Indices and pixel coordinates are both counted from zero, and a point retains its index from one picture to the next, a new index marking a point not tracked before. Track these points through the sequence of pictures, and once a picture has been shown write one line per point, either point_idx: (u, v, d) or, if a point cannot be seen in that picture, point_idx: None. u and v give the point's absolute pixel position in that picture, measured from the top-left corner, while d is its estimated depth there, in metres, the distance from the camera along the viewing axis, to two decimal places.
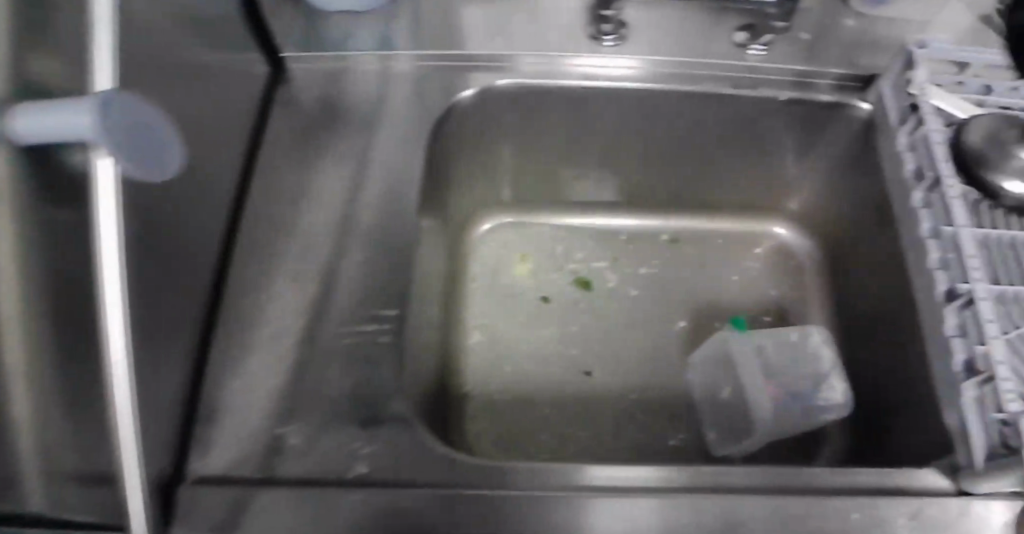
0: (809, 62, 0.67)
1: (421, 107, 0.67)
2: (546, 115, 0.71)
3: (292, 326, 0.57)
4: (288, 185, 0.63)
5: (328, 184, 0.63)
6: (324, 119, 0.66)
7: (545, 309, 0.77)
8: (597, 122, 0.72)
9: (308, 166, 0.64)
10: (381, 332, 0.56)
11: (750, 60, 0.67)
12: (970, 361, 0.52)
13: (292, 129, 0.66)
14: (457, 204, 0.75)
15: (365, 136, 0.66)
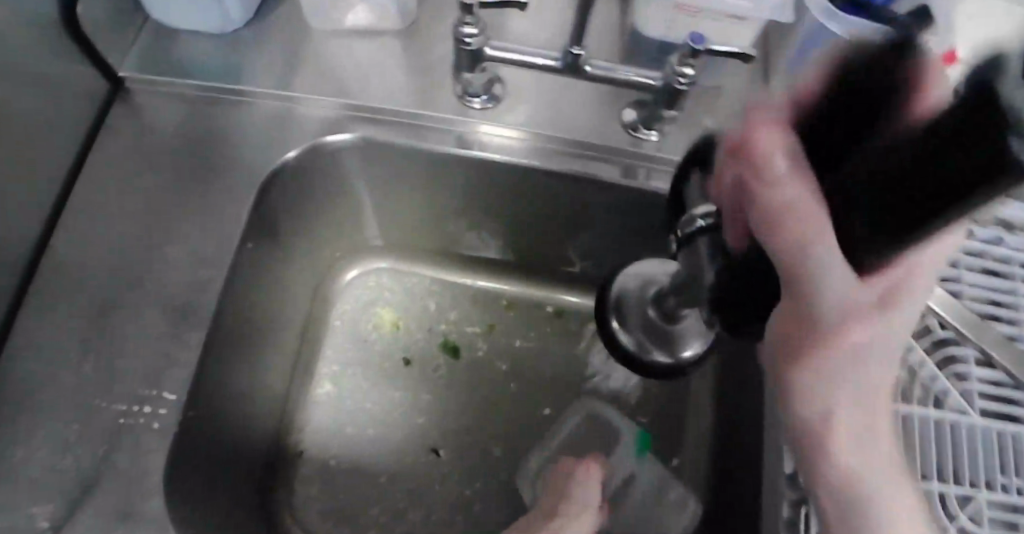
0: None
1: (264, 155, 0.59)
2: (413, 174, 0.64)
3: (64, 394, 0.50)
4: (99, 224, 0.56)
5: (142, 227, 0.56)
6: (155, 150, 0.59)
7: (401, 372, 0.71)
8: (472, 186, 0.64)
9: (125, 203, 0.57)
10: (158, 418, 0.50)
11: (639, 145, 0.59)
12: None
13: (118, 158, 0.58)
14: (316, 250, 0.69)
15: (193, 178, 0.58)
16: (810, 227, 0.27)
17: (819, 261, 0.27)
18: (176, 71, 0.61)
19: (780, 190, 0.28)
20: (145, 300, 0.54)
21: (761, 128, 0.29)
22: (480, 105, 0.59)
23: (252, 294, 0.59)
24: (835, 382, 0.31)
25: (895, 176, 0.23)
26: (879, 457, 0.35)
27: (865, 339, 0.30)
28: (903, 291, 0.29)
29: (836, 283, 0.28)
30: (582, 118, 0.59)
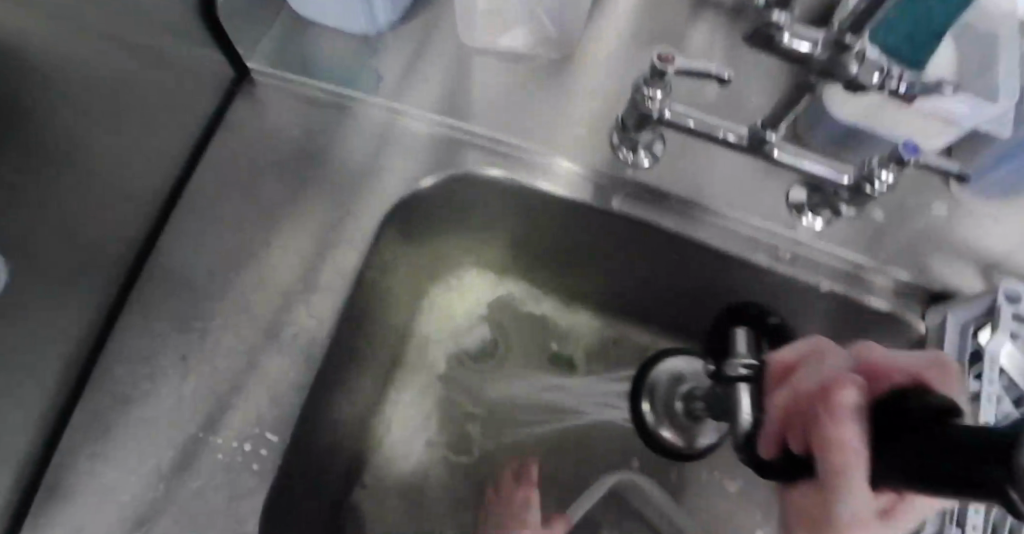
0: (872, 254, 0.53)
1: (391, 177, 0.55)
2: (539, 216, 0.58)
3: (159, 413, 0.46)
4: (211, 228, 0.52)
5: (257, 240, 0.52)
6: (275, 153, 0.55)
7: (485, 415, 0.65)
8: (601, 238, 0.59)
9: (240, 209, 0.52)
10: (257, 458, 0.46)
11: (797, 233, 0.54)
12: None
13: (237, 157, 0.54)
14: (417, 271, 0.63)
15: (314, 191, 0.54)
16: (845, 455, 0.30)
17: (847, 482, 0.30)
18: (309, 70, 0.57)
19: (841, 424, 0.30)
20: (251, 321, 0.49)
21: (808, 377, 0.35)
22: (636, 162, 0.54)
23: (356, 323, 0.55)
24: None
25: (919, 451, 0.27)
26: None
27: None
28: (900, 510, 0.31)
29: (858, 498, 0.30)
30: (740, 191, 0.54)
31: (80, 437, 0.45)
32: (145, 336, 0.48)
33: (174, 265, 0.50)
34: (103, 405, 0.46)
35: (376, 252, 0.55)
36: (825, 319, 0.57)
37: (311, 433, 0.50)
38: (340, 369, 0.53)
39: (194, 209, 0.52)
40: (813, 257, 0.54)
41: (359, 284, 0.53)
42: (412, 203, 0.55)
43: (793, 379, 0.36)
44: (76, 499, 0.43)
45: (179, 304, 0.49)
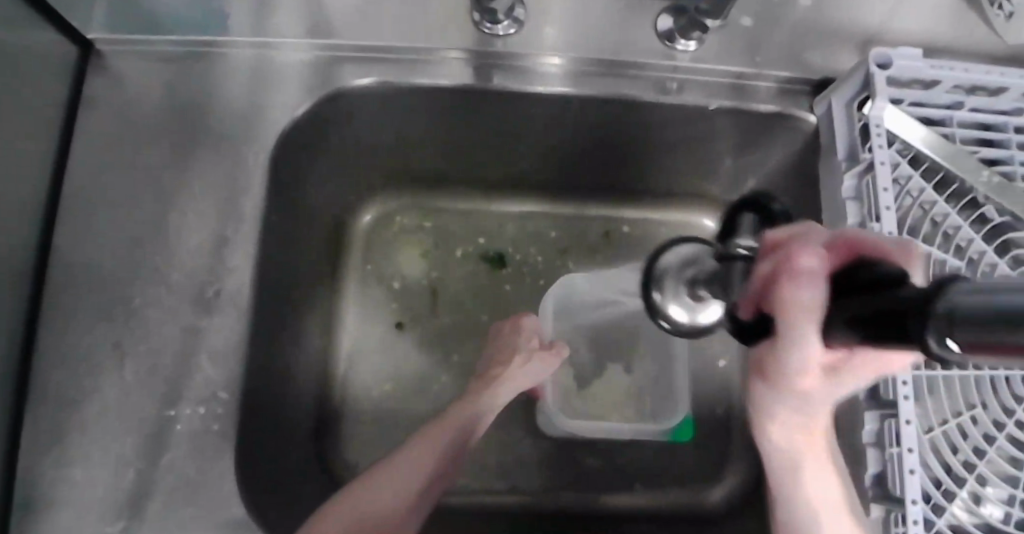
0: (748, 60, 0.54)
1: (270, 115, 0.53)
2: (428, 113, 0.58)
3: (109, 403, 0.46)
4: (102, 213, 0.50)
5: (153, 212, 0.50)
6: (145, 121, 0.52)
7: (434, 324, 0.67)
8: (496, 119, 0.59)
9: (128, 186, 0.51)
10: (216, 418, 0.47)
11: (676, 58, 0.54)
12: (881, 474, 0.46)
13: (105, 136, 0.52)
14: (329, 205, 0.63)
15: (196, 148, 0.52)
16: (796, 315, 0.26)
17: (799, 339, 0.27)
18: (154, 25, 0.53)
19: (799, 283, 0.26)
20: (171, 292, 0.49)
21: (812, 253, 0.27)
22: (503, 31, 0.54)
23: (280, 269, 0.55)
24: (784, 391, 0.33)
25: (856, 317, 0.23)
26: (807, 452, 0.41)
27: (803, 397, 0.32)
28: (856, 369, 0.29)
29: (808, 352, 0.28)
30: (612, 32, 0.54)
31: (37, 442, 0.45)
32: (70, 332, 0.47)
33: (76, 258, 0.49)
34: (51, 409, 0.46)
35: (279, 193, 0.54)
36: (720, 136, 0.59)
37: (264, 382, 0.52)
38: (278, 317, 0.54)
39: (79, 195, 0.50)
40: (694, 77, 0.55)
41: (272, 228, 0.53)
42: (299, 133, 0.55)
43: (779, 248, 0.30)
44: (56, 498, 0.45)
45: (94, 294, 0.48)
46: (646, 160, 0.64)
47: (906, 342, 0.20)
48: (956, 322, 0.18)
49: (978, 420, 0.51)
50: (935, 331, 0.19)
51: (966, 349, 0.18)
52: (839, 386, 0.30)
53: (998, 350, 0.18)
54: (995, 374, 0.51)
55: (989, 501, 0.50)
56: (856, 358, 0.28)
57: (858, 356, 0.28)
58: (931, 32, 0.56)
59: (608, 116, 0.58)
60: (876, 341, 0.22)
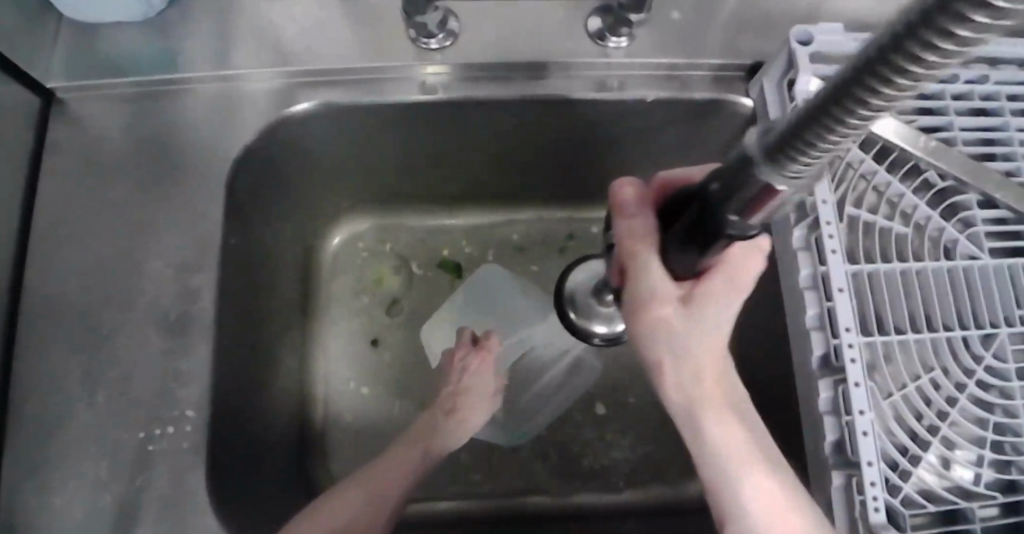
0: (680, 51, 0.56)
1: (224, 145, 0.55)
2: (381, 132, 0.60)
3: (83, 430, 0.48)
4: (70, 250, 0.52)
5: (118, 245, 0.53)
6: (107, 161, 0.55)
7: (408, 337, 0.68)
8: (447, 131, 0.60)
9: (94, 223, 0.53)
10: (185, 436, 0.48)
11: (610, 55, 0.56)
12: (840, 441, 0.48)
13: (69, 176, 0.54)
14: (296, 227, 0.65)
15: (156, 181, 0.54)
16: (634, 244, 0.40)
17: (643, 269, 0.40)
18: (110, 70, 0.56)
19: (631, 220, 0.41)
20: (137, 319, 0.51)
21: (635, 194, 0.41)
22: (439, 44, 0.56)
23: (246, 291, 0.57)
24: (654, 352, 0.42)
25: (699, 215, 0.35)
26: (739, 443, 0.43)
27: (670, 334, 0.41)
28: (700, 294, 0.40)
29: (655, 279, 0.40)
30: (544, 36, 0.56)
31: (15, 473, 0.47)
32: (42, 366, 0.49)
33: (46, 294, 0.51)
34: (26, 440, 0.48)
35: (240, 218, 0.56)
36: (665, 128, 0.60)
37: (236, 400, 0.54)
38: (247, 337, 0.56)
39: (46, 235, 0.53)
40: (629, 72, 0.56)
41: (234, 252, 0.55)
42: (254, 159, 0.57)
43: (628, 210, 0.41)
44: (35, 525, 0.46)
45: (65, 327, 0.50)
46: (598, 158, 0.65)
47: (716, 216, 0.33)
48: (752, 179, 0.29)
49: (939, 384, 0.51)
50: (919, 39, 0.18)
51: (756, 198, 0.30)
52: (699, 311, 0.40)
53: (767, 190, 0.29)
54: (953, 336, 0.51)
55: (958, 465, 0.50)
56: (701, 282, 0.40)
57: (700, 276, 0.40)
58: (860, 7, 0.57)
59: (551, 119, 0.59)
60: (702, 236, 0.35)
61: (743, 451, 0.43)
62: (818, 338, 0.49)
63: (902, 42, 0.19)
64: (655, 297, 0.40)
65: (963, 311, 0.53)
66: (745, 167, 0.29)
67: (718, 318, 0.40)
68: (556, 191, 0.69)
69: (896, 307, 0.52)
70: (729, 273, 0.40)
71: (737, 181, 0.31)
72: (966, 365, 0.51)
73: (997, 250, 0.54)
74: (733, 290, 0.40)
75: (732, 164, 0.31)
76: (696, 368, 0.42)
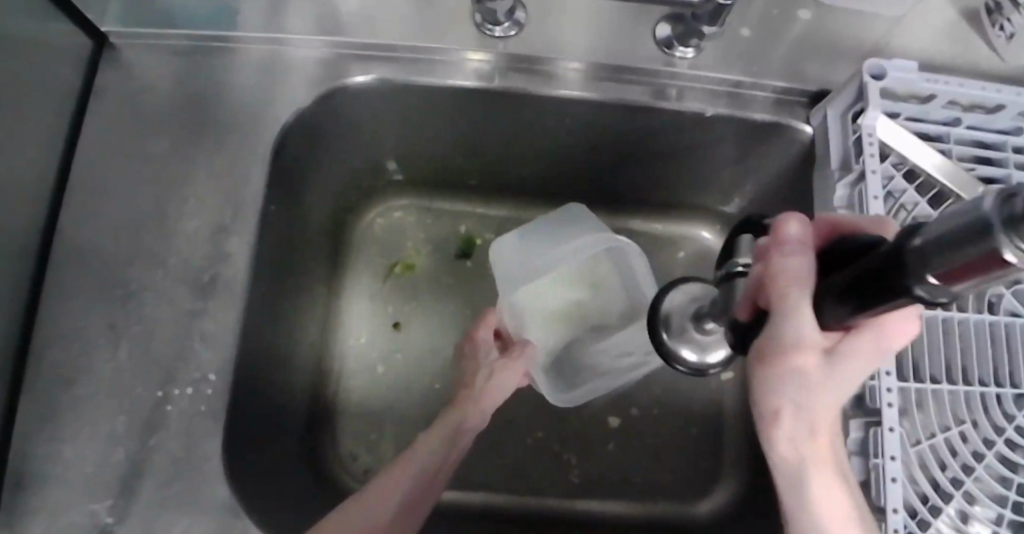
0: (745, 69, 0.55)
1: (274, 110, 0.54)
2: (430, 113, 0.59)
3: (102, 383, 0.47)
4: (107, 199, 0.51)
5: (156, 199, 0.52)
6: (153, 112, 0.54)
7: (430, 322, 0.68)
8: (496, 121, 0.59)
9: (133, 174, 0.52)
10: (205, 399, 0.48)
11: (674, 64, 0.55)
12: (864, 482, 0.47)
13: (113, 123, 0.53)
14: (331, 201, 0.64)
15: (200, 138, 0.53)
16: (786, 284, 0.31)
17: (788, 309, 0.30)
18: (166, 20, 0.54)
19: (788, 258, 0.31)
20: (169, 277, 0.50)
21: (795, 232, 0.31)
22: (503, 33, 0.54)
23: (277, 259, 0.56)
24: (771, 401, 0.34)
25: (871, 273, 0.26)
26: (836, 502, 0.37)
27: (800, 386, 0.32)
28: (850, 354, 0.31)
29: (805, 328, 0.31)
30: (611, 38, 0.55)
31: (29, 419, 0.46)
32: (69, 315, 0.48)
33: (79, 241, 0.50)
34: (48, 387, 0.47)
35: (281, 185, 0.56)
36: (717, 144, 0.59)
37: (258, 368, 0.53)
38: (274, 306, 0.55)
39: (85, 181, 0.52)
40: (691, 84, 0.55)
41: (273, 218, 0.55)
42: (301, 127, 0.56)
43: (780, 235, 0.31)
44: (47, 472, 0.45)
45: (96, 276, 0.49)
46: (642, 167, 0.64)
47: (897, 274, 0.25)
48: (961, 240, 0.22)
49: (967, 437, 0.51)
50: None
51: (968, 264, 0.22)
52: (841, 368, 0.31)
53: (988, 261, 0.21)
54: (986, 391, 0.51)
55: (977, 521, 0.49)
56: (856, 337, 0.30)
57: (858, 330, 0.30)
58: (930, 49, 0.56)
59: (605, 121, 0.58)
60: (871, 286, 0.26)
61: (842, 511, 0.38)
62: (854, 378, 0.48)
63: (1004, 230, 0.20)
64: (806, 357, 0.31)
65: (998, 366, 0.53)
66: (961, 229, 0.22)
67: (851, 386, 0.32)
68: (593, 193, 0.69)
69: (934, 354, 0.51)
70: (883, 330, 0.31)
71: (940, 245, 0.22)
72: (996, 422, 0.51)
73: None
74: (879, 355, 0.31)
75: (942, 225, 0.23)
76: (811, 425, 0.35)
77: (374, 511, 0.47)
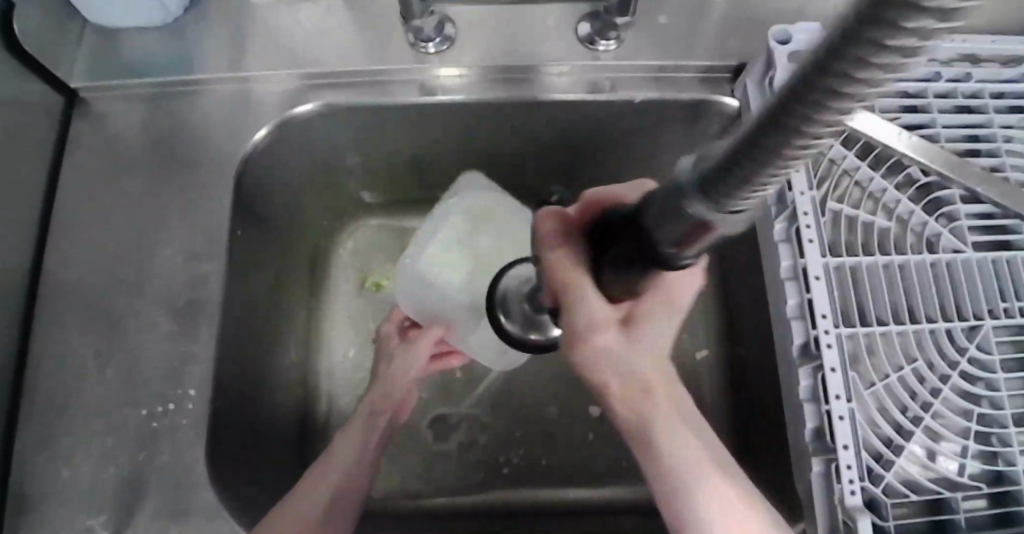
0: (667, 55, 0.58)
1: (233, 142, 0.58)
2: (381, 132, 0.63)
3: (91, 407, 0.51)
4: (86, 240, 0.55)
5: (130, 234, 0.56)
6: (124, 156, 0.58)
7: None
8: (444, 133, 0.63)
9: (108, 213, 0.56)
10: (187, 413, 0.51)
11: (600, 58, 0.58)
12: (818, 429, 0.49)
13: (88, 171, 0.58)
14: (302, 224, 0.67)
15: (168, 176, 0.58)
16: (566, 273, 0.36)
17: (580, 295, 0.36)
18: (128, 71, 0.59)
19: (559, 251, 0.37)
20: (147, 304, 0.54)
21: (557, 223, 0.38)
22: (437, 48, 0.58)
23: (251, 280, 0.59)
24: (599, 377, 0.40)
25: (637, 245, 0.29)
26: (697, 451, 0.44)
27: (615, 357, 0.38)
28: (640, 317, 0.38)
29: (590, 309, 0.36)
30: (538, 40, 0.59)
31: (26, 445, 0.50)
32: (58, 348, 0.52)
33: (63, 280, 0.54)
34: (42, 415, 0.50)
35: (247, 211, 0.59)
36: (655, 128, 0.62)
37: (239, 383, 0.56)
38: (251, 324, 0.59)
39: (65, 226, 0.56)
40: (618, 73, 0.59)
41: (242, 241, 0.58)
42: (262, 155, 0.60)
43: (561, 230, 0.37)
44: (45, 493, 0.49)
45: (80, 309, 0.53)
46: (591, 160, 0.67)
47: (647, 243, 0.28)
48: (681, 213, 0.24)
49: (923, 376, 0.52)
50: (810, 104, 0.17)
51: (771, 153, 0.19)
52: (635, 337, 0.38)
53: (702, 228, 0.24)
54: (935, 328, 0.53)
55: (942, 454, 0.51)
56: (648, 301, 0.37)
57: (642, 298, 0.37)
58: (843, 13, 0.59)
59: (547, 120, 0.62)
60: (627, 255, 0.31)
61: (696, 458, 0.44)
62: (799, 328, 0.50)
63: (794, 106, 0.17)
64: (609, 347, 0.38)
65: (947, 306, 0.54)
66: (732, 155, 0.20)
67: (658, 340, 0.39)
68: (553, 191, 0.72)
69: (879, 300, 0.54)
70: (671, 289, 0.37)
71: (674, 206, 0.25)
72: (951, 359, 0.53)
73: (980, 243, 0.56)
74: (672, 305, 0.37)
75: (676, 182, 0.25)
76: (647, 389, 0.41)
77: (310, 509, 0.50)
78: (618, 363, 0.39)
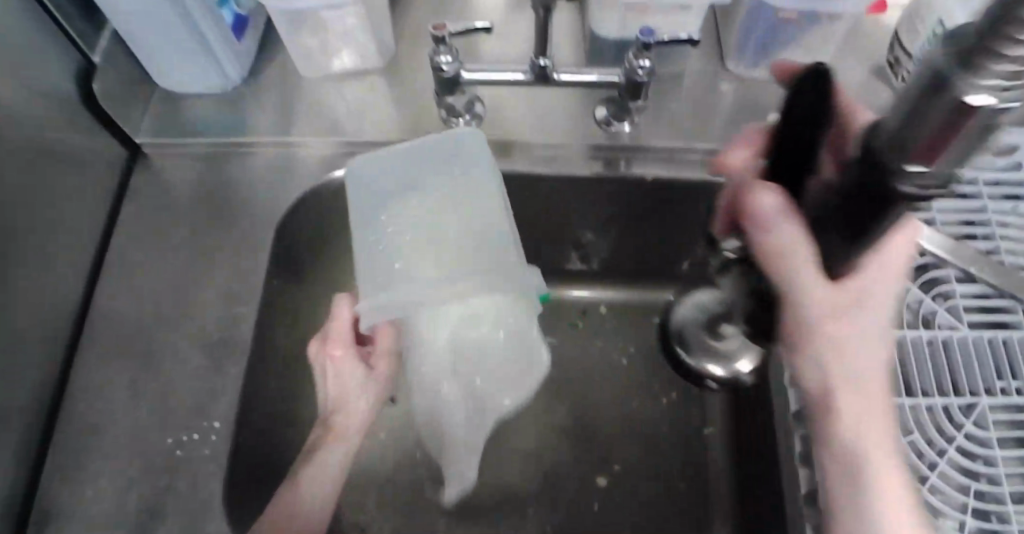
0: (677, 139, 0.64)
1: (277, 197, 0.64)
2: None
3: (121, 432, 0.54)
4: (134, 277, 0.60)
5: (175, 274, 0.61)
6: (177, 205, 0.64)
7: None
8: None
9: (157, 254, 0.61)
10: (209, 444, 0.53)
11: (615, 138, 0.64)
12: (811, 492, 0.51)
13: (142, 216, 0.63)
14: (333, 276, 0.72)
15: (214, 224, 0.63)
16: (782, 258, 0.37)
17: (792, 265, 0.37)
18: (189, 131, 0.66)
19: (770, 229, 0.37)
20: (184, 339, 0.58)
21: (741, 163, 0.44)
22: (467, 123, 0.65)
23: (280, 327, 0.63)
24: (818, 370, 0.39)
25: (861, 179, 0.31)
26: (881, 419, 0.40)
27: (827, 344, 0.38)
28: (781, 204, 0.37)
29: (800, 279, 0.37)
30: (560, 121, 0.65)
31: (55, 466, 0.52)
32: (96, 376, 0.56)
33: (108, 313, 0.59)
34: (73, 437, 0.53)
35: (283, 262, 0.64)
36: (664, 206, 0.66)
37: (260, 422, 0.59)
38: (276, 366, 0.62)
39: (116, 264, 0.61)
40: (632, 153, 0.64)
41: (276, 289, 0.63)
42: (302, 211, 0.65)
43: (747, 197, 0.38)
44: (67, 512, 0.51)
45: (120, 340, 0.57)
46: (606, 237, 0.71)
47: (885, 162, 0.28)
48: (925, 112, 0.25)
49: (921, 451, 0.54)
50: None
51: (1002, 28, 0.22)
52: (863, 309, 0.38)
53: (964, 109, 0.24)
54: (931, 404, 0.55)
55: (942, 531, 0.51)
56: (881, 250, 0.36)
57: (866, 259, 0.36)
58: None
59: (564, 196, 0.66)
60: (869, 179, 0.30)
61: (882, 429, 0.40)
62: (794, 396, 0.55)
63: None
64: (814, 300, 0.37)
65: (945, 383, 0.56)
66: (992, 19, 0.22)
67: (885, 289, 0.38)
68: (569, 265, 0.75)
69: None
70: (885, 249, 0.37)
71: (920, 106, 0.26)
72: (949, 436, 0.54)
73: (976, 323, 0.59)
74: (887, 270, 0.37)
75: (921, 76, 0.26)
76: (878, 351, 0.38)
77: None
78: (851, 329, 0.38)
